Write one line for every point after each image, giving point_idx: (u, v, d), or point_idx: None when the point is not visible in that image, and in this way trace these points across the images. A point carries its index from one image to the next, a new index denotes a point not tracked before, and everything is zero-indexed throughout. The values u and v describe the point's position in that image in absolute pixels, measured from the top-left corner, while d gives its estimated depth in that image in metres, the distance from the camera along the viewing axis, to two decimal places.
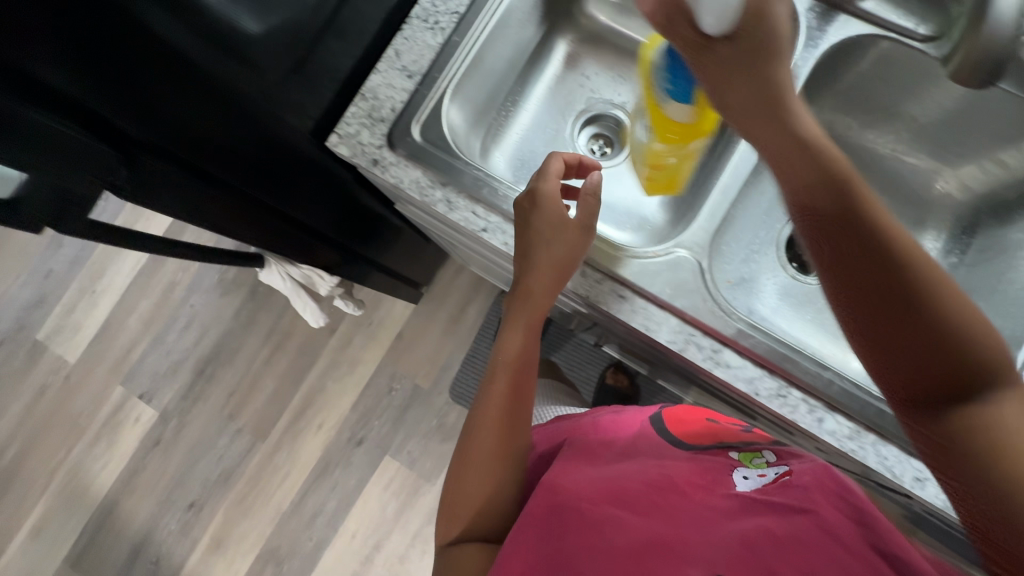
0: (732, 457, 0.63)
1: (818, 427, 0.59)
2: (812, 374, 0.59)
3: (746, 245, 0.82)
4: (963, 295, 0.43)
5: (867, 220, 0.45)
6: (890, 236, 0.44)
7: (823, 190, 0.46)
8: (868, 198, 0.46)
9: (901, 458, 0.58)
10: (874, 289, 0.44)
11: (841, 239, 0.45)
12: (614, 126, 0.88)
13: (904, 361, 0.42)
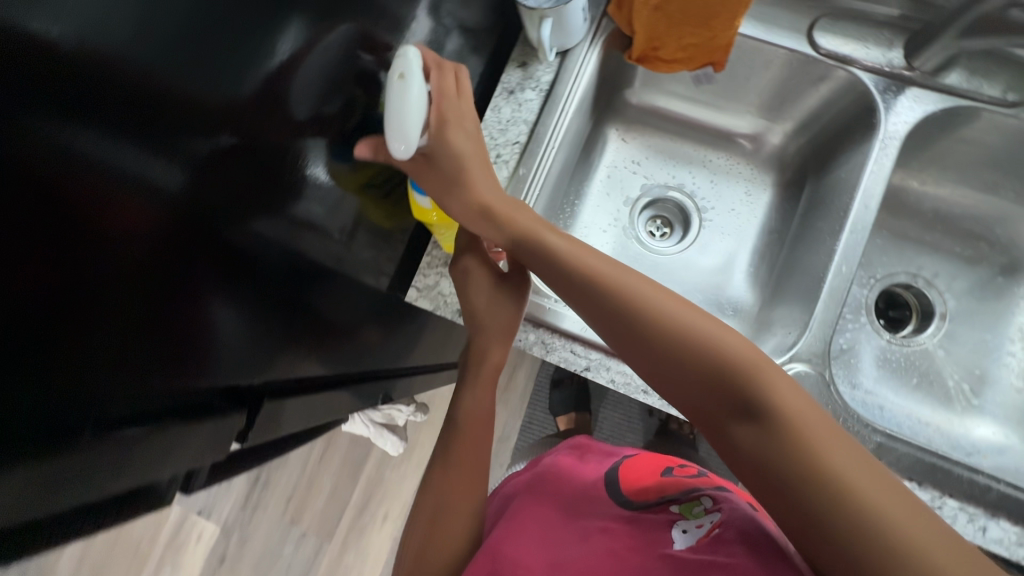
0: (671, 510, 0.52)
1: (983, 537, 0.55)
2: (967, 481, 0.56)
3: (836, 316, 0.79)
4: (767, 398, 0.40)
5: (683, 342, 0.44)
6: (693, 364, 0.44)
7: (629, 304, 0.47)
8: (695, 330, 0.44)
9: None
10: (746, 406, 0.41)
11: (637, 349, 0.47)
12: (673, 209, 0.85)
13: (759, 481, 0.39)
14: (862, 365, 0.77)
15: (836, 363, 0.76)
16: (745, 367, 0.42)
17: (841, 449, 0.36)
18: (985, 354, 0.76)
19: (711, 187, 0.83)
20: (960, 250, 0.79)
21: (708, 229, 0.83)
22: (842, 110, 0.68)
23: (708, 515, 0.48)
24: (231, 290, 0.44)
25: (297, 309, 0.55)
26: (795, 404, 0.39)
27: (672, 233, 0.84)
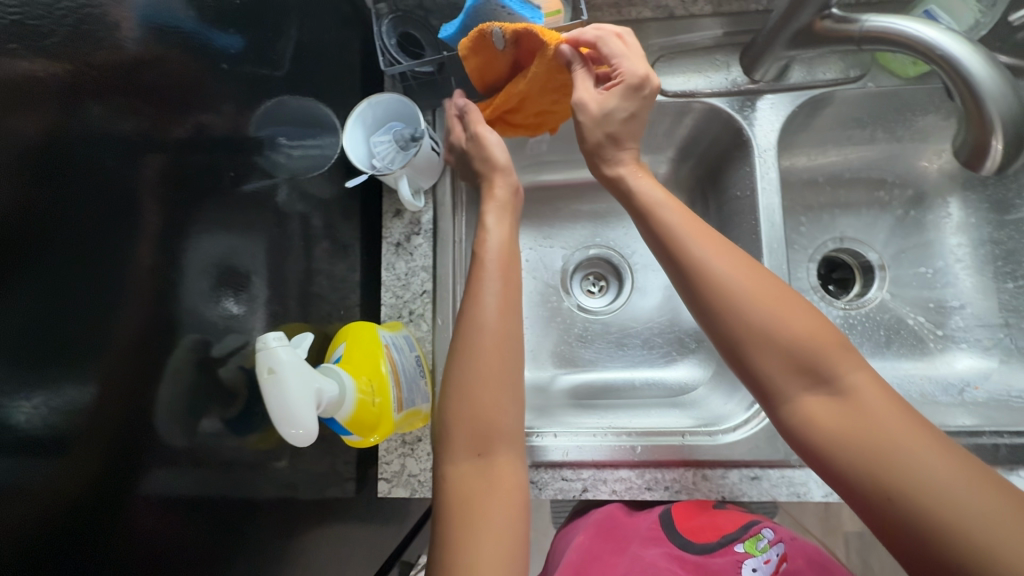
0: (736, 550, 0.52)
1: None
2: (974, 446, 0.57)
3: None
4: (858, 395, 0.44)
5: (810, 348, 0.46)
6: (832, 368, 0.45)
7: (766, 316, 0.47)
8: (829, 344, 0.46)
9: None
10: (827, 382, 0.45)
11: (764, 344, 0.47)
12: (600, 264, 0.86)
13: (839, 453, 0.44)
14: None
15: None
16: (878, 394, 0.44)
17: (948, 461, 0.40)
18: (933, 286, 0.78)
19: (623, 232, 0.85)
20: (868, 199, 0.81)
21: (639, 270, 0.84)
22: (711, 132, 0.69)
23: (771, 546, 0.52)
24: (163, 522, 0.39)
25: (246, 527, 0.48)
26: (908, 428, 0.42)
27: (608, 285, 0.85)
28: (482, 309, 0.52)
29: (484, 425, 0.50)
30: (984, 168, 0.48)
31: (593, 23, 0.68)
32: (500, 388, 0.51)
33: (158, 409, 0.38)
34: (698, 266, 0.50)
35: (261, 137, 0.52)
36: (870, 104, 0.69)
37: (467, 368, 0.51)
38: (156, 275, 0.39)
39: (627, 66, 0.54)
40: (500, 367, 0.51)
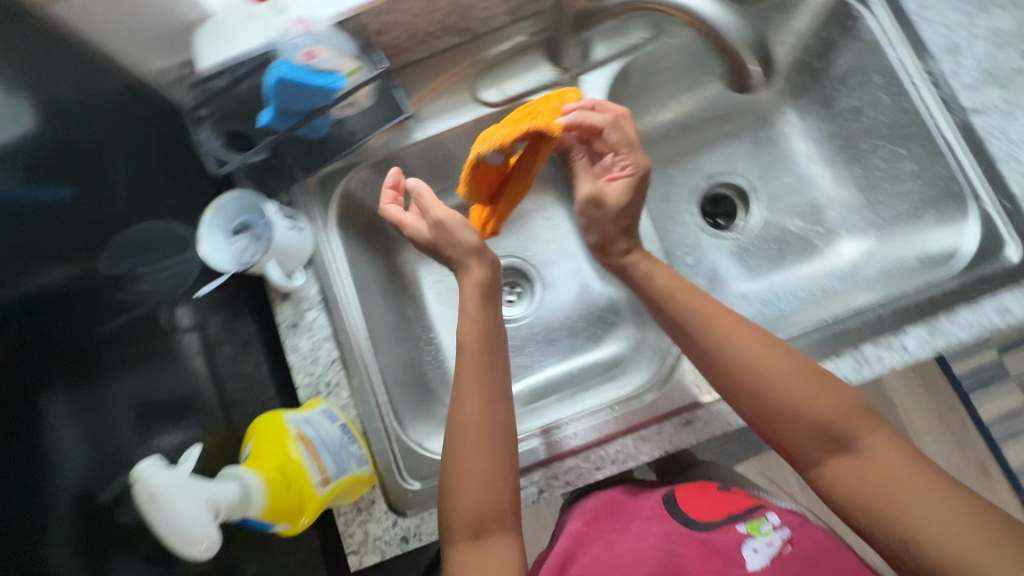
0: (739, 530, 0.57)
1: (909, 354, 0.60)
2: (862, 323, 0.61)
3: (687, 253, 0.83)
4: (870, 459, 0.49)
5: (826, 416, 0.51)
6: (849, 428, 0.51)
7: (791, 401, 0.52)
8: (848, 412, 0.51)
9: (976, 311, 0.60)
10: (848, 449, 0.50)
11: (799, 424, 0.51)
12: (508, 273, 0.88)
13: (862, 515, 0.49)
14: (731, 274, 0.81)
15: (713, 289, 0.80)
16: (880, 444, 0.50)
17: (946, 518, 0.45)
18: (800, 190, 0.83)
19: (518, 237, 0.88)
20: (719, 135, 0.86)
21: (544, 267, 0.87)
22: None
23: (777, 530, 0.56)
24: None
25: None
26: (914, 482, 0.47)
27: (522, 290, 0.87)
28: (472, 410, 0.55)
29: (482, 515, 0.52)
30: (753, 83, 0.50)
31: (407, 65, 0.71)
32: (496, 483, 0.53)
33: (96, 554, 0.40)
34: (728, 359, 0.54)
35: (116, 273, 0.50)
36: (676, 55, 0.75)
37: (467, 468, 0.53)
38: (56, 442, 0.40)
39: (626, 158, 0.60)
40: (493, 464, 0.53)
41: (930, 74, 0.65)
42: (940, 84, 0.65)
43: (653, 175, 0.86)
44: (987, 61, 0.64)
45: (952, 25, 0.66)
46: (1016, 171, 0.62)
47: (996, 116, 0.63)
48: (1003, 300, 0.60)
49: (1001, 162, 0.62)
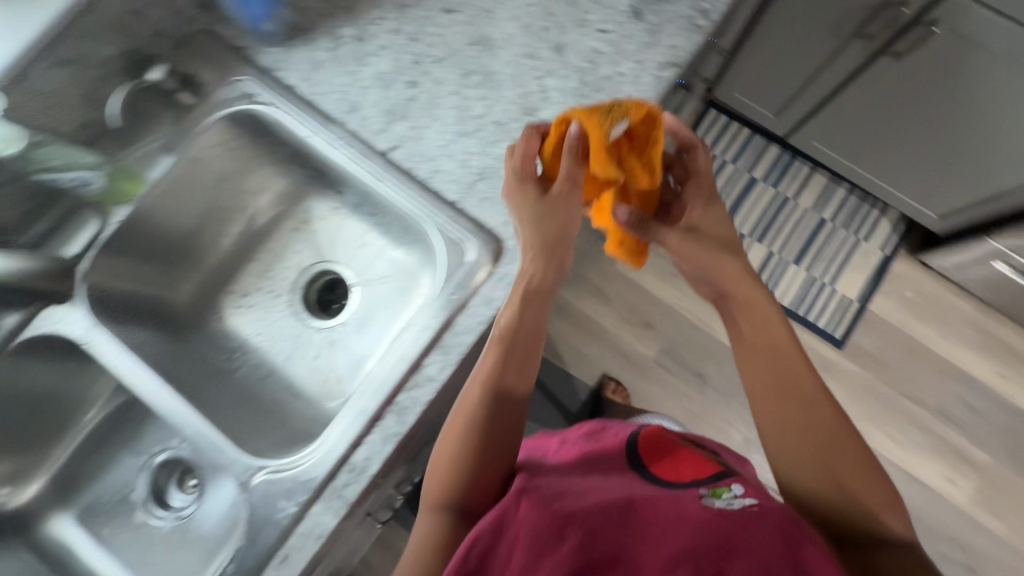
0: (699, 490, 0.64)
1: (436, 382, 0.64)
2: (389, 377, 0.64)
3: (310, 354, 0.85)
4: (897, 517, 0.60)
5: (842, 449, 0.62)
6: (856, 487, 0.60)
7: (800, 391, 0.65)
8: (856, 460, 0.62)
9: (468, 313, 0.65)
10: (828, 433, 0.62)
11: (798, 402, 0.64)
12: (165, 469, 0.83)
13: (832, 495, 0.61)
14: (355, 349, 0.84)
15: (342, 374, 0.83)
16: (819, 477, 0.61)
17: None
18: (372, 248, 0.87)
19: (155, 431, 0.83)
20: (284, 237, 0.89)
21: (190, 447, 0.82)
22: (68, 345, 0.73)
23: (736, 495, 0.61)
24: None
25: None
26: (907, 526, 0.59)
27: (184, 478, 0.82)
28: (545, 296, 0.64)
29: (492, 438, 0.61)
30: None
31: None
32: (510, 427, 0.62)
33: None
34: (747, 314, 0.70)
35: None
36: (164, 214, 0.77)
37: (485, 400, 0.62)
38: None
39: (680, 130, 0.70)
40: (511, 427, 0.62)
41: (341, 139, 0.70)
42: (354, 141, 0.70)
43: (249, 304, 0.87)
44: (382, 104, 0.71)
45: (343, 87, 0.72)
46: (444, 181, 0.68)
47: (408, 145, 0.69)
48: (485, 292, 0.65)
49: (431, 180, 0.68)
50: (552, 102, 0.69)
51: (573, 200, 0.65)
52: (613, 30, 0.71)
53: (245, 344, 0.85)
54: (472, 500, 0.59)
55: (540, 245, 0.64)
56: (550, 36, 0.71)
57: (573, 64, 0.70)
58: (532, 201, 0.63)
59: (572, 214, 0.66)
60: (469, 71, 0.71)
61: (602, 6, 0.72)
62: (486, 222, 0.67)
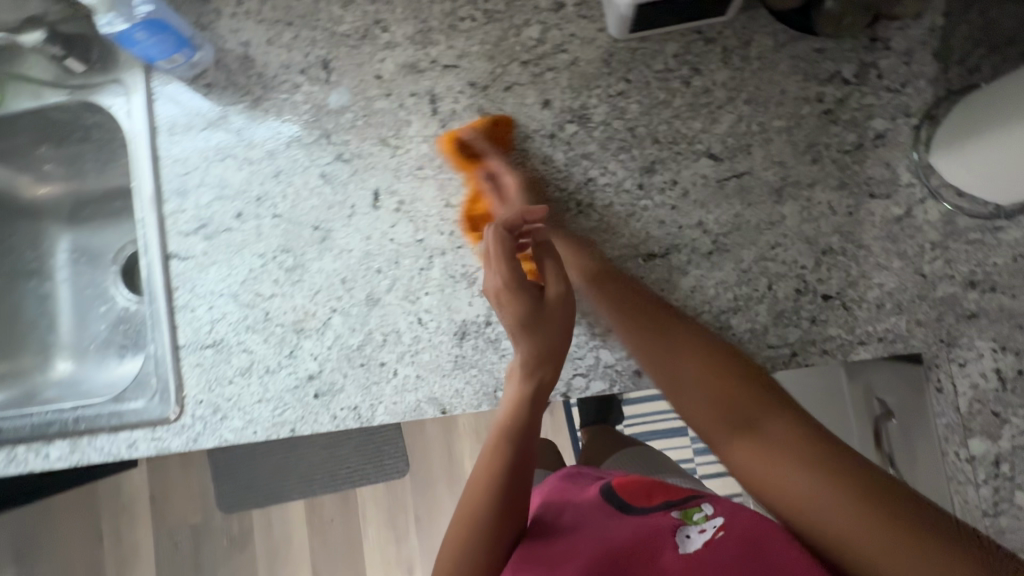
0: (674, 516, 0.59)
1: (47, 461, 0.66)
2: (17, 426, 0.65)
3: (86, 308, 0.87)
4: (773, 424, 0.50)
5: (751, 427, 0.51)
6: (775, 463, 0.48)
7: (681, 396, 0.55)
8: (838, 477, 0.45)
9: (110, 438, 0.65)
10: (678, 338, 0.56)
11: (718, 392, 0.53)
12: None
13: (778, 465, 0.48)
14: (104, 342, 0.86)
15: (89, 350, 0.86)
16: (836, 521, 0.44)
17: (832, 508, 0.45)
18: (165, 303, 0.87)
19: None
20: None
21: None
22: None
23: (710, 518, 0.57)
24: None
25: None
26: (797, 462, 0.47)
27: None
28: (524, 381, 0.57)
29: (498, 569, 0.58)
30: None
31: None
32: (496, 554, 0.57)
33: None
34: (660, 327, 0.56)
35: None
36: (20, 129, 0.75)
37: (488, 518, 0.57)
38: None
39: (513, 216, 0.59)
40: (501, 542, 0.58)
41: (143, 210, 0.66)
42: (153, 222, 0.66)
43: (77, 231, 0.89)
44: (202, 210, 0.66)
45: (190, 167, 0.66)
46: (187, 321, 0.65)
47: (187, 265, 0.66)
48: (136, 435, 0.65)
49: (179, 310, 0.65)
50: (320, 340, 0.63)
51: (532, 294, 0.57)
52: (427, 328, 0.62)
53: (49, 261, 0.87)
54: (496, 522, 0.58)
55: (525, 367, 0.57)
56: (375, 282, 0.63)
57: (369, 324, 0.63)
58: (511, 310, 0.56)
59: (560, 311, 0.57)
60: (287, 249, 0.64)
61: (441, 297, 0.62)
62: (184, 386, 0.65)
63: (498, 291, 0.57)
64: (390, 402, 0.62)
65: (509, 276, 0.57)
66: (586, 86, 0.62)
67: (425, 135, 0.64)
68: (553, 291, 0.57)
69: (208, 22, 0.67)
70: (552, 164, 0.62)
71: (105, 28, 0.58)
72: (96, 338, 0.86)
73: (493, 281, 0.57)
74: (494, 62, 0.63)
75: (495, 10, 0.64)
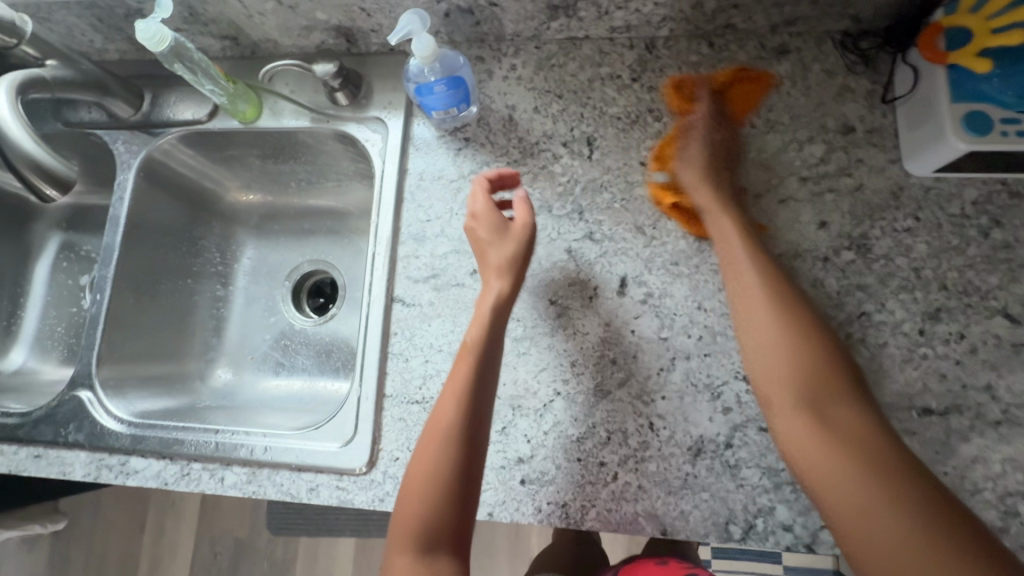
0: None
1: (222, 486, 0.62)
2: (200, 443, 0.63)
3: (255, 318, 0.86)
4: (840, 407, 0.49)
5: (827, 411, 0.49)
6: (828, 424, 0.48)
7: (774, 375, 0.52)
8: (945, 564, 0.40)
9: (293, 477, 0.61)
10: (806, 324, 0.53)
11: (797, 443, 0.49)
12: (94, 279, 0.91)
13: (866, 452, 0.46)
14: (262, 357, 0.84)
15: (253, 362, 0.83)
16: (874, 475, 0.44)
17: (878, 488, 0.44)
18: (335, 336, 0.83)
19: None
20: (331, 226, 0.88)
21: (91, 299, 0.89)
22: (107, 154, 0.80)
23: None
24: None
25: None
26: (853, 432, 0.47)
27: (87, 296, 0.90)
28: (494, 298, 0.57)
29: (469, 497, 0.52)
30: (56, 197, 0.55)
31: None
32: (468, 464, 0.52)
33: None
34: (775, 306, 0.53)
35: None
36: (257, 142, 0.77)
37: (457, 427, 0.53)
38: None
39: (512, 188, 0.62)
40: (473, 460, 0.52)
41: (377, 246, 0.65)
42: (384, 263, 0.65)
43: (260, 238, 0.89)
44: (436, 260, 0.64)
45: (434, 216, 0.66)
46: (397, 371, 0.62)
47: (409, 311, 0.64)
48: (320, 479, 0.61)
49: (392, 357, 0.63)
50: (537, 422, 0.59)
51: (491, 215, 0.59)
52: (658, 435, 0.57)
53: (233, 266, 0.87)
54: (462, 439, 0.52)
55: (495, 271, 0.58)
56: (607, 373, 0.59)
57: (594, 417, 0.58)
58: (483, 228, 0.59)
59: (517, 239, 0.59)
60: (518, 317, 0.62)
61: (678, 404, 0.58)
62: (382, 440, 0.61)
63: (476, 216, 0.60)
64: (604, 507, 0.56)
65: (486, 207, 0.60)
66: (871, 215, 0.59)
67: (684, 232, 0.61)
68: (521, 222, 0.59)
69: (479, 81, 0.68)
70: (822, 288, 0.58)
71: (413, 81, 0.61)
72: (257, 350, 0.84)
73: (476, 203, 0.60)
74: (770, 172, 0.61)
75: (777, 121, 0.62)
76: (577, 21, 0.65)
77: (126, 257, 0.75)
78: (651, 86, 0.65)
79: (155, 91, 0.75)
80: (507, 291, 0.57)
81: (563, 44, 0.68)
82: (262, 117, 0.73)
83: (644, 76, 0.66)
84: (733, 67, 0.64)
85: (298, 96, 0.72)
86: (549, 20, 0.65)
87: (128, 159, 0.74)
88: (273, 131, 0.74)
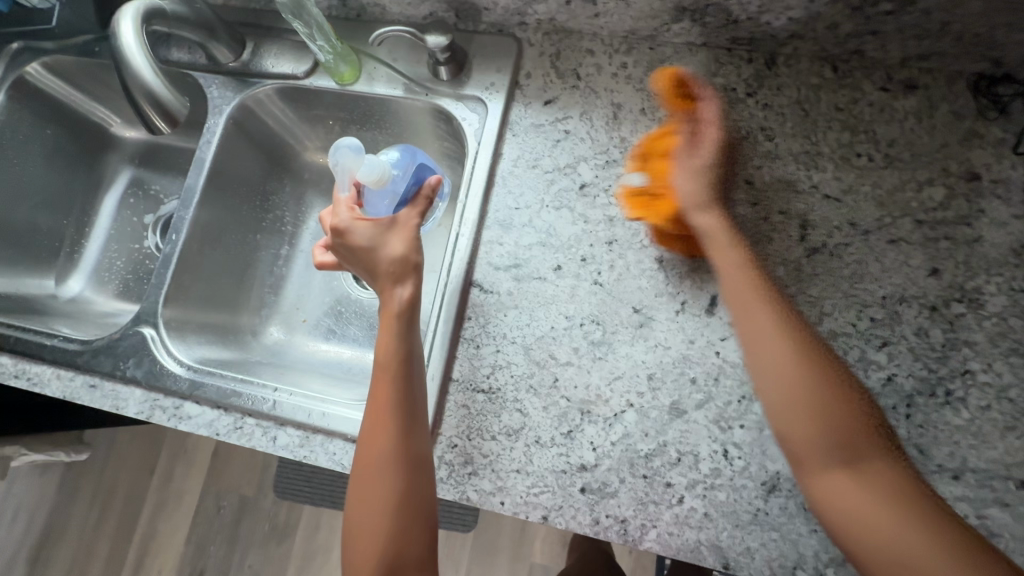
0: None
1: (273, 446, 0.61)
2: (257, 399, 0.62)
3: (313, 280, 0.85)
4: (842, 416, 0.46)
5: (832, 420, 0.45)
6: (835, 441, 0.45)
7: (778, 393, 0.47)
8: (912, 522, 0.42)
9: (346, 447, 0.60)
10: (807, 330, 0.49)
11: (810, 452, 0.45)
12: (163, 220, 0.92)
13: (877, 479, 0.44)
14: (316, 321, 0.83)
15: (306, 325, 0.82)
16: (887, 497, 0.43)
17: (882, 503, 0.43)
18: None
19: None
20: None
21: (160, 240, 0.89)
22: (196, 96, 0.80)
23: None
24: None
25: None
26: (857, 449, 0.45)
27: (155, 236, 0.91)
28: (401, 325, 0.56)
29: (429, 522, 0.52)
30: (163, 130, 0.54)
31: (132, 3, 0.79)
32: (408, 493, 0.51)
33: None
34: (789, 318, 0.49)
35: None
36: (347, 106, 0.76)
37: (383, 467, 0.52)
38: None
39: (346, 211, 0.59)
40: (417, 462, 0.53)
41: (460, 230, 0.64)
42: (466, 245, 0.63)
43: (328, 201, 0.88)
44: (519, 249, 0.63)
45: (522, 204, 0.64)
46: (466, 357, 0.61)
47: (485, 298, 0.62)
48: None
49: (463, 342, 0.61)
50: (605, 431, 0.57)
51: (366, 228, 0.58)
52: (732, 464, 0.55)
53: (300, 226, 0.86)
54: (384, 478, 0.51)
55: (384, 276, 0.57)
56: (685, 393, 0.57)
57: (665, 435, 0.56)
58: (361, 238, 0.58)
59: (399, 236, 0.58)
60: (598, 320, 0.60)
61: (757, 436, 0.55)
62: (441, 425, 0.59)
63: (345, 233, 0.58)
64: (665, 530, 0.54)
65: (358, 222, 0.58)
66: (988, 270, 0.56)
67: (784, 258, 0.59)
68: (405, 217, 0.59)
69: (586, 74, 0.67)
70: (925, 338, 0.55)
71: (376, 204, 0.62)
72: (311, 314, 0.83)
73: (360, 240, 0.57)
74: (884, 209, 0.58)
75: (898, 157, 0.59)
76: (701, 26, 0.63)
77: (202, 201, 0.74)
78: (767, 103, 0.63)
79: (256, 41, 0.75)
80: (412, 293, 0.56)
81: (679, 48, 0.66)
82: (357, 81, 0.71)
83: (761, 92, 0.63)
84: (856, 96, 0.61)
85: (397, 65, 0.71)
86: (672, 22, 0.63)
87: (221, 104, 0.74)
88: (367, 97, 0.73)
